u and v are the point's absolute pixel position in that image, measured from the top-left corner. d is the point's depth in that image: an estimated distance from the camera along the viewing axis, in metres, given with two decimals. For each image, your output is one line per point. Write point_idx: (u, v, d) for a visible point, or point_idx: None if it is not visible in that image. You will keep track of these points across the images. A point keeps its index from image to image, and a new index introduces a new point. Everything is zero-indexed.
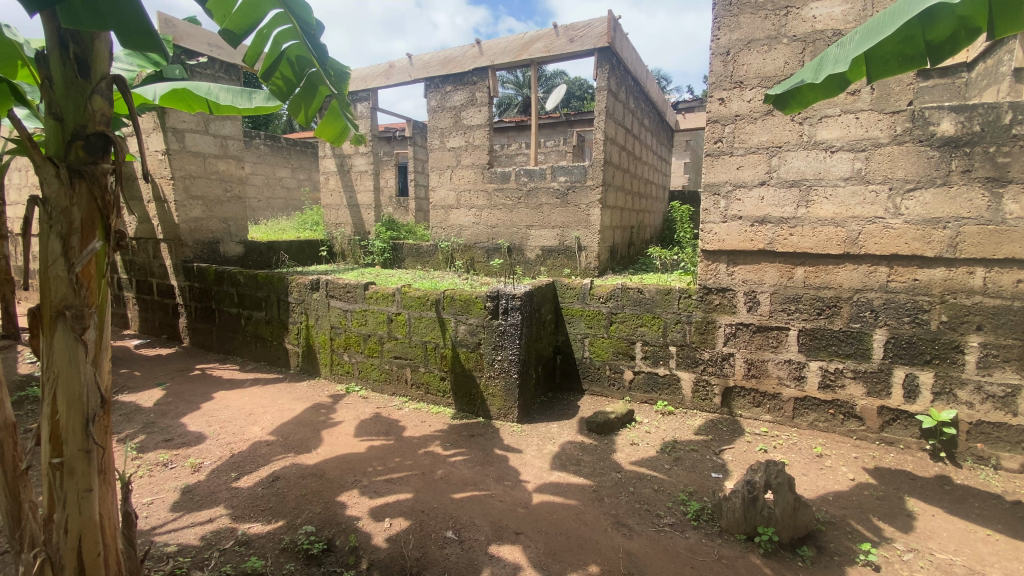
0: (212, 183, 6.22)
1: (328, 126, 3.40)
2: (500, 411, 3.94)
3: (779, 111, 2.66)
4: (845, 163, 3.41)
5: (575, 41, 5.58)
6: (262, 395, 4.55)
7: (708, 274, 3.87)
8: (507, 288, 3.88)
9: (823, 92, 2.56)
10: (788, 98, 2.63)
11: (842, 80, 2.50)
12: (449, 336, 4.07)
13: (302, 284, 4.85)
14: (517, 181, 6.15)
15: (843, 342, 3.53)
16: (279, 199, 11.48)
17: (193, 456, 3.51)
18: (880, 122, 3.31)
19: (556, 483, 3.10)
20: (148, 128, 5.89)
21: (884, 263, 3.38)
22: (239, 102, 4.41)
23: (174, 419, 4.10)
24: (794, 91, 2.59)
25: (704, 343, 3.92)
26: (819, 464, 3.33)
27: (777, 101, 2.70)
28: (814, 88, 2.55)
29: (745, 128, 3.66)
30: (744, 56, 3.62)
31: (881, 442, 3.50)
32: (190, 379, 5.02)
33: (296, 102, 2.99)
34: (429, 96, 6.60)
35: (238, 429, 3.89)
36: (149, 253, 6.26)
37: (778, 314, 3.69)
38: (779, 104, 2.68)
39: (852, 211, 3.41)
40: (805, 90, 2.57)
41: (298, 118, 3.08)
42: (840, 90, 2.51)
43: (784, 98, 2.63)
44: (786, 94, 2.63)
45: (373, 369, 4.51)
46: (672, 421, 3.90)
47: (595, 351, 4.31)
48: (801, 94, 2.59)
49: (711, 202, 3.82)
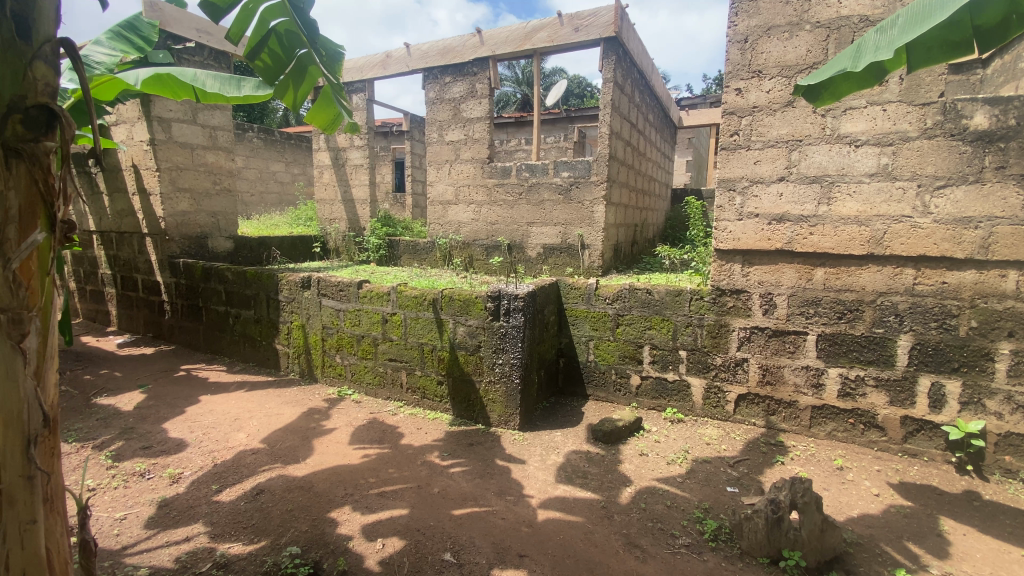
0: (201, 175, 5.95)
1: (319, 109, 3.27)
2: (501, 418, 3.71)
3: (808, 103, 2.55)
4: (871, 158, 3.20)
5: (580, 30, 5.36)
6: (249, 399, 4.31)
7: (721, 275, 3.66)
8: (509, 287, 3.66)
9: (859, 82, 2.42)
10: (820, 88, 2.51)
11: (879, 70, 2.38)
12: (447, 338, 3.85)
13: (292, 282, 4.62)
14: (518, 176, 5.93)
15: (865, 349, 3.33)
16: (271, 193, 11.23)
17: (173, 465, 3.29)
18: (908, 115, 3.10)
19: (562, 498, 2.89)
20: (132, 118, 5.64)
21: (910, 265, 3.18)
22: (225, 89, 4.43)
23: (155, 424, 3.87)
24: (826, 83, 2.46)
25: (716, 347, 3.72)
26: (841, 477, 3.14)
27: (809, 92, 2.55)
28: (849, 79, 2.41)
29: (762, 121, 3.46)
30: (764, 43, 3.41)
31: (904, 454, 3.32)
32: (174, 381, 4.78)
33: (285, 84, 2.95)
34: (427, 88, 6.37)
35: (222, 436, 3.65)
36: (134, 249, 6.03)
37: (795, 317, 3.50)
38: (810, 95, 2.55)
39: (877, 209, 3.20)
40: (838, 81, 2.44)
41: (286, 99, 3.04)
42: (877, 80, 2.37)
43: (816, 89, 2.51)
44: (819, 86, 2.50)
45: (366, 372, 4.29)
46: (681, 430, 3.70)
47: (600, 354, 4.11)
48: (834, 84, 2.45)
49: (726, 198, 3.61)
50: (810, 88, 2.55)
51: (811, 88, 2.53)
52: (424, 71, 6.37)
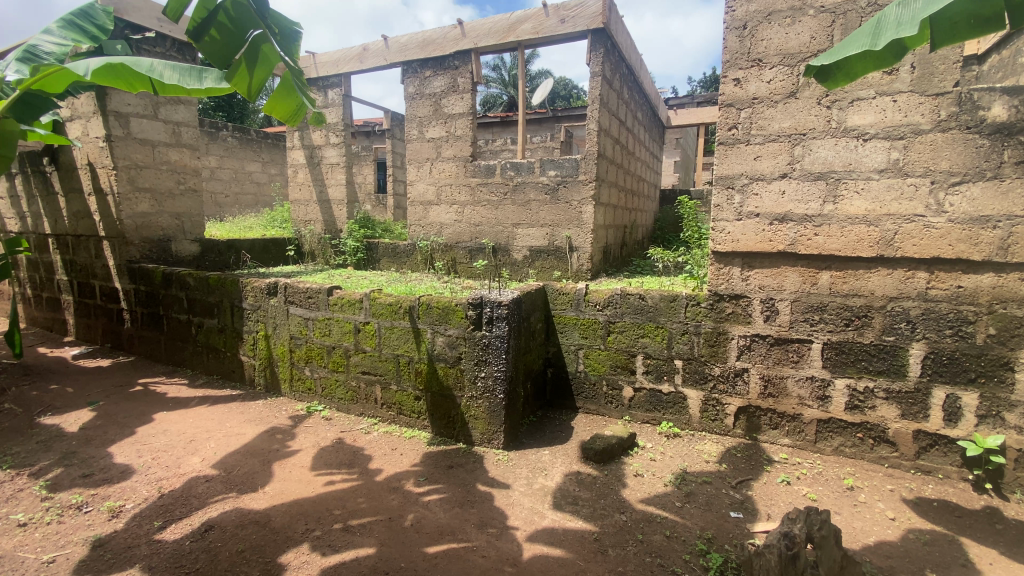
0: (163, 174, 5.55)
1: (278, 102, 2.95)
2: (484, 437, 3.40)
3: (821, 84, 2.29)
4: (880, 153, 2.97)
5: (566, 21, 5.10)
6: (209, 417, 3.95)
7: (720, 279, 3.41)
8: (492, 293, 3.37)
9: (877, 61, 2.19)
10: (834, 67, 2.27)
11: (899, 48, 2.15)
12: (424, 349, 3.54)
13: (258, 288, 4.28)
14: (503, 175, 5.64)
15: (874, 358, 3.11)
16: (247, 194, 10.82)
17: (113, 497, 2.93)
18: (920, 106, 2.88)
19: (550, 530, 2.59)
20: (87, 113, 5.24)
21: (923, 268, 2.96)
22: (185, 80, 4.09)
23: (99, 448, 3.49)
24: (840, 61, 2.23)
25: (714, 357, 3.46)
26: (853, 499, 2.89)
27: (821, 70, 2.31)
28: (867, 56, 2.18)
29: (763, 113, 3.21)
30: (764, 30, 3.16)
31: (917, 471, 3.10)
32: (128, 397, 4.39)
33: (238, 70, 2.67)
34: (407, 82, 6.06)
35: (174, 461, 3.29)
36: (91, 253, 5.61)
37: (799, 325, 3.25)
38: (822, 75, 2.29)
39: (887, 208, 2.97)
40: (854, 58, 2.20)
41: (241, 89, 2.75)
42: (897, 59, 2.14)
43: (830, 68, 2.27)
44: (832, 64, 2.25)
45: (338, 387, 3.96)
46: (678, 447, 3.43)
47: (589, 364, 3.83)
48: (850, 63, 2.22)
49: (724, 197, 3.36)
50: (822, 67, 2.30)
51: (823, 67, 2.28)
52: (403, 65, 6.06)
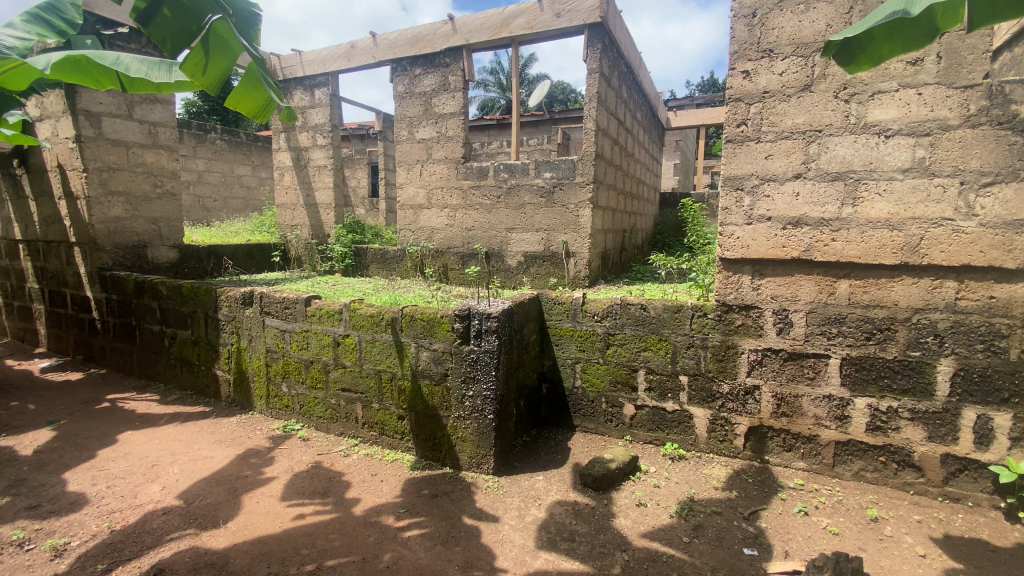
0: (139, 177, 5.27)
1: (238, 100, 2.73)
2: (472, 461, 3.12)
3: (841, 64, 2.04)
4: (904, 151, 2.72)
5: (562, 16, 4.85)
6: (176, 438, 3.66)
7: (729, 288, 3.14)
8: (480, 304, 3.10)
9: (905, 40, 1.95)
10: (857, 45, 2.01)
11: (929, 28, 1.91)
12: (408, 365, 3.26)
13: (233, 298, 4.00)
14: (496, 177, 5.38)
15: (898, 375, 2.85)
16: (236, 198, 10.56)
17: (60, 532, 2.64)
18: (947, 100, 2.62)
19: (542, 573, 2.31)
20: (56, 112, 4.96)
21: (951, 276, 2.70)
22: (154, 75, 3.83)
23: (52, 474, 3.20)
24: (866, 36, 1.97)
25: (722, 373, 3.19)
26: (878, 533, 2.62)
27: (841, 51, 2.06)
28: (894, 33, 1.93)
29: (775, 108, 2.95)
30: (775, 17, 2.92)
31: (945, 499, 2.83)
32: (94, 415, 4.09)
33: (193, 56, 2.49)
34: (396, 80, 5.80)
35: (132, 490, 3.00)
36: (62, 260, 5.32)
37: (815, 338, 2.99)
38: (842, 55, 2.04)
39: (911, 211, 2.71)
40: (881, 35, 1.95)
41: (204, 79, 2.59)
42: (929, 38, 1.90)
43: (853, 47, 2.02)
44: (856, 41, 2.00)
45: (317, 405, 3.69)
46: (684, 471, 3.16)
47: (587, 380, 3.56)
48: (876, 40, 1.97)
49: (733, 199, 3.09)
50: (841, 47, 2.05)
51: (844, 46, 2.03)
52: (392, 63, 5.80)
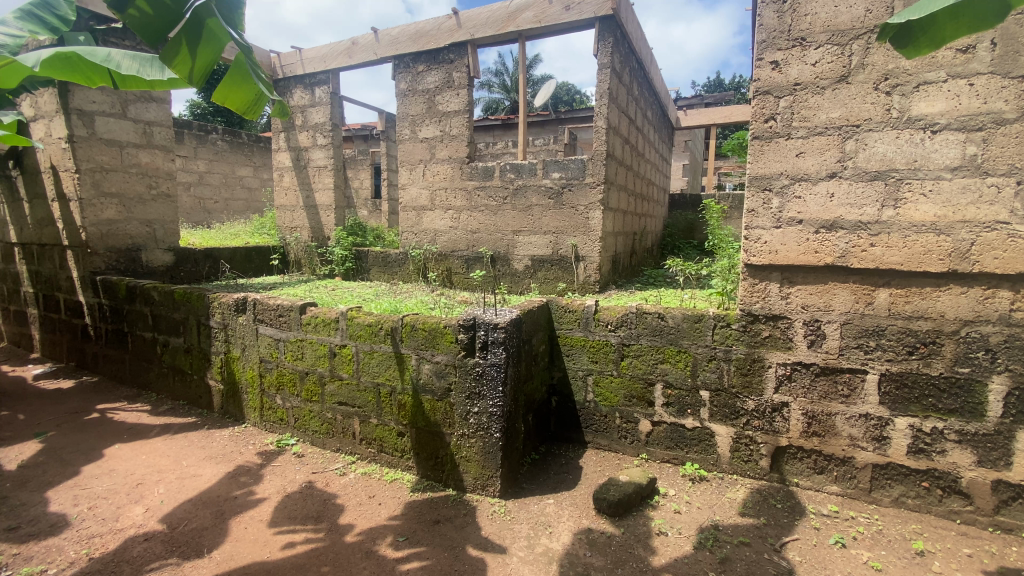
0: (133, 178, 5.09)
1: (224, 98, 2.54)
2: (477, 483, 2.89)
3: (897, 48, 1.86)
4: (952, 147, 2.47)
5: (572, 8, 4.62)
6: (165, 453, 3.45)
7: (755, 297, 2.90)
8: (487, 313, 2.87)
9: (972, 20, 1.74)
10: (916, 27, 1.83)
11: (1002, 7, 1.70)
12: (408, 378, 3.05)
13: (225, 304, 3.80)
14: (502, 177, 5.16)
15: (943, 393, 2.61)
16: (237, 200, 10.41)
17: (35, 559, 2.42)
18: (1003, 91, 2.38)
19: None
20: (48, 110, 4.77)
21: (1006, 285, 2.45)
22: (146, 72, 3.65)
23: (31, 493, 2.98)
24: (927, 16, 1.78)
25: (747, 388, 2.95)
26: (925, 568, 2.36)
27: (898, 34, 1.87)
28: (960, 12, 1.74)
29: (807, 102, 2.72)
30: (808, 3, 2.68)
31: (996, 529, 2.58)
32: (81, 426, 3.88)
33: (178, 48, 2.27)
34: (399, 77, 5.59)
35: (115, 512, 2.79)
36: (55, 263, 5.14)
37: (850, 352, 2.75)
38: (899, 38, 1.86)
39: (961, 213, 2.47)
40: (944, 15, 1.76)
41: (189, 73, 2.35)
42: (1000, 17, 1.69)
43: (911, 28, 1.83)
44: (916, 21, 1.81)
45: (312, 419, 3.47)
46: (706, 494, 2.91)
47: (600, 394, 3.33)
48: (937, 20, 1.78)
49: (760, 200, 2.85)
50: (899, 28, 1.87)
51: (903, 28, 1.85)
52: (395, 60, 5.60)
